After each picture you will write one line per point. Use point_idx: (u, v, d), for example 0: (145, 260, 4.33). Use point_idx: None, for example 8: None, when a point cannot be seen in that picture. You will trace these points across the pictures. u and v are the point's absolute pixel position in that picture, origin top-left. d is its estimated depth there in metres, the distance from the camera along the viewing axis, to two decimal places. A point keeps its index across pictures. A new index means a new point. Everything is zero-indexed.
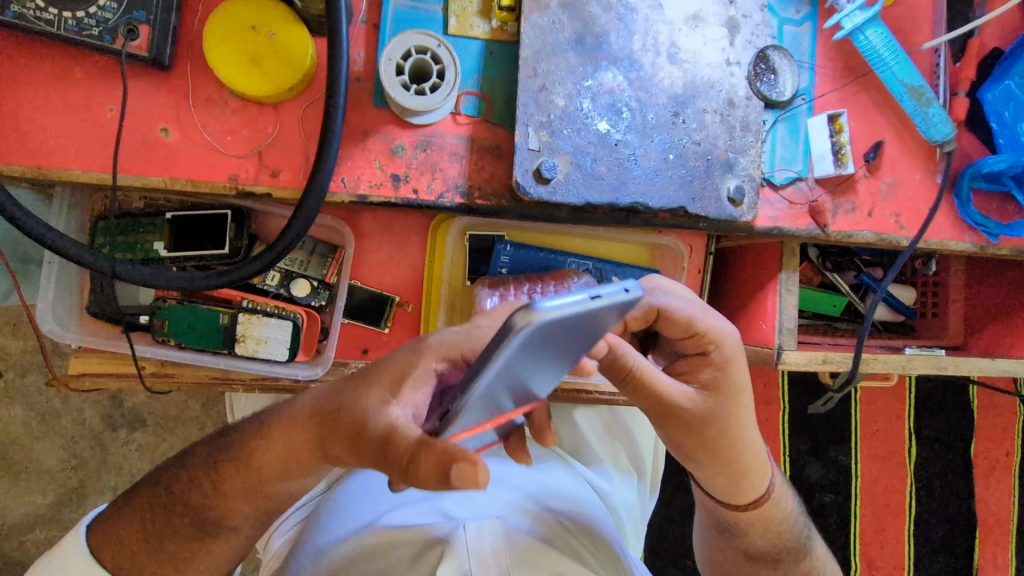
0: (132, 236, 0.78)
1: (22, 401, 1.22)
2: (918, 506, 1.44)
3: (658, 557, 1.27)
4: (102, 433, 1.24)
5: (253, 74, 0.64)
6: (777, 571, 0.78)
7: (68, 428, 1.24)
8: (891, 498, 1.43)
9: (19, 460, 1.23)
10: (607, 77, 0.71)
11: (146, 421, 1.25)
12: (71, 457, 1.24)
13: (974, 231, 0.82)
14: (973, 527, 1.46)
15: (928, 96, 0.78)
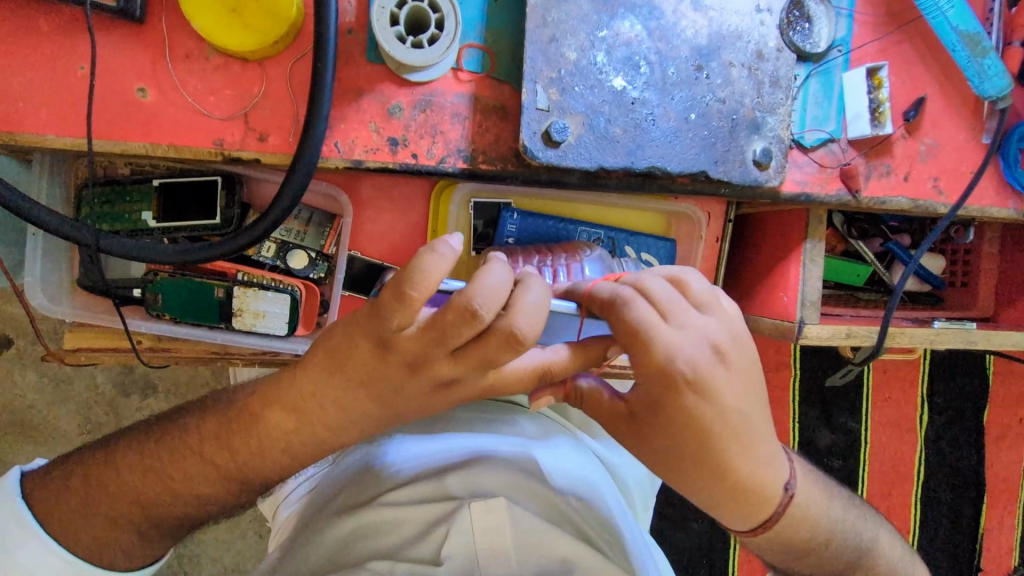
0: (120, 205, 0.74)
1: (33, 367, 1.21)
2: (929, 474, 1.42)
3: (665, 523, 1.26)
4: (115, 400, 1.24)
5: (234, 27, 0.58)
6: None
7: (81, 394, 1.23)
8: (903, 466, 1.41)
9: (33, 426, 1.23)
10: (624, 26, 0.64)
11: (158, 387, 1.25)
12: (85, 423, 1.24)
13: (1019, 197, 0.76)
14: (981, 494, 1.43)
15: (984, 45, 0.70)
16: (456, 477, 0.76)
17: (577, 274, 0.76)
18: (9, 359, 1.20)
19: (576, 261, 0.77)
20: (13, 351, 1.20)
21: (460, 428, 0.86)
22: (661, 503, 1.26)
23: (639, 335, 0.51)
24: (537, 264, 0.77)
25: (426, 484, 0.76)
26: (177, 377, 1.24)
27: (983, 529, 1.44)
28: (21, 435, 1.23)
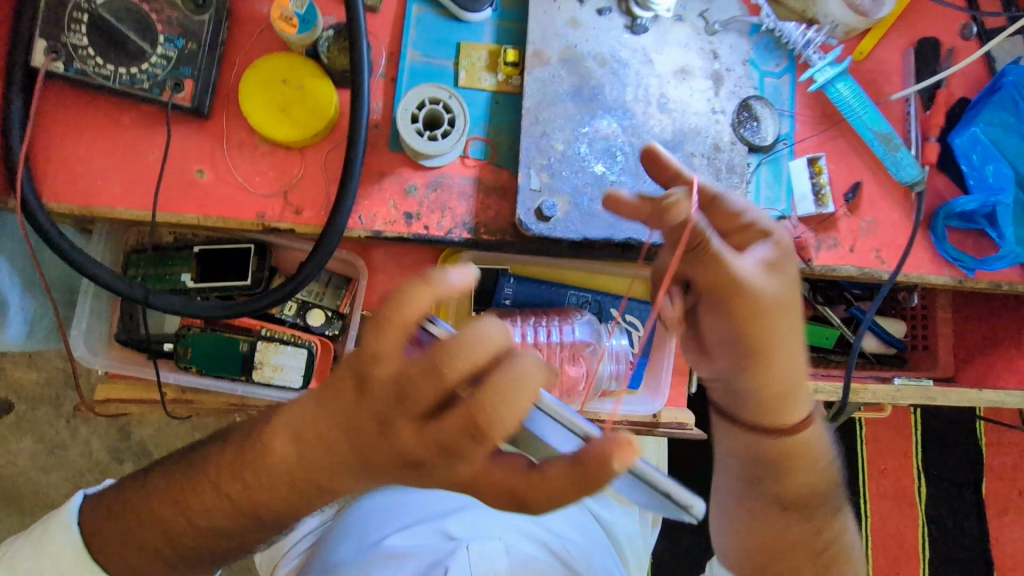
0: (162, 267, 0.83)
1: (31, 433, 1.26)
2: (925, 539, 1.43)
3: None
4: (107, 466, 1.27)
5: (283, 122, 0.71)
6: (812, 523, 0.69)
7: (74, 461, 1.27)
8: (895, 530, 1.43)
9: (25, 493, 1.25)
10: (602, 124, 0.78)
11: (151, 454, 1.28)
12: (74, 490, 1.26)
13: (952, 266, 0.87)
14: (989, 567, 1.44)
15: (896, 142, 0.85)
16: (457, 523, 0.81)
17: (570, 334, 0.88)
18: (8, 425, 1.25)
19: (569, 324, 0.88)
20: (13, 418, 1.26)
21: (458, 478, 0.91)
22: None
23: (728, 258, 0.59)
24: (534, 325, 0.87)
25: (426, 532, 0.80)
26: (172, 443, 1.28)
27: None
28: (12, 502, 1.25)
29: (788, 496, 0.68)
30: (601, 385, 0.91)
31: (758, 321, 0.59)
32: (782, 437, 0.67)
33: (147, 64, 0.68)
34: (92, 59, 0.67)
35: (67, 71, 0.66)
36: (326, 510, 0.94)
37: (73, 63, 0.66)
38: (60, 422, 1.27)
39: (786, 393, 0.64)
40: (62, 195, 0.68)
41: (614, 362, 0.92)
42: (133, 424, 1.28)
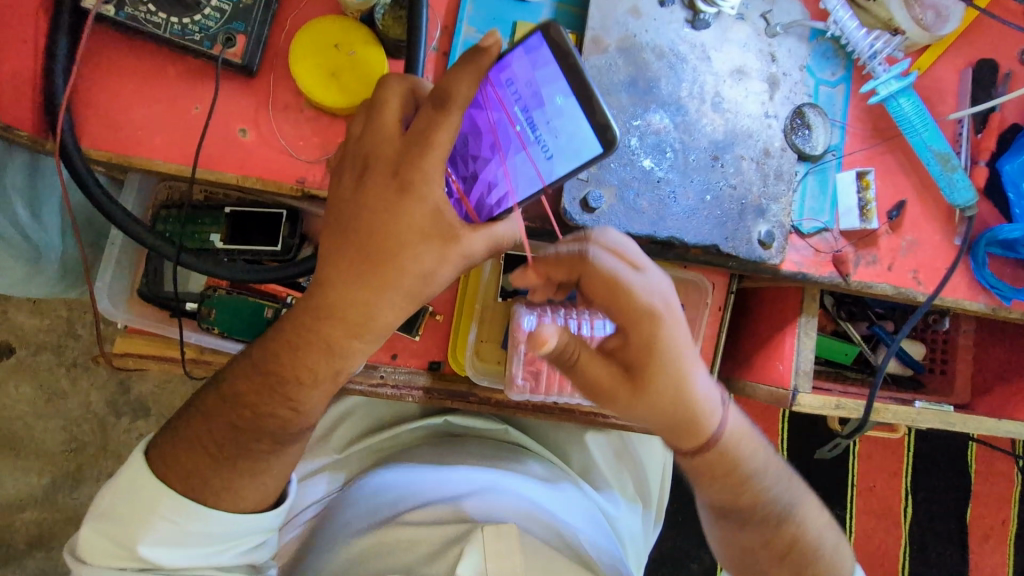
0: (192, 225, 0.82)
1: (31, 379, 1.25)
2: (911, 563, 1.44)
3: None
4: (105, 419, 1.27)
5: (331, 87, 0.69)
6: (747, 527, 0.70)
7: (73, 411, 1.26)
8: (884, 553, 1.44)
9: (21, 439, 1.25)
10: (655, 118, 0.76)
11: (150, 410, 1.28)
12: (72, 440, 1.26)
13: (987, 294, 0.86)
14: None
15: (954, 162, 0.83)
16: (471, 503, 0.81)
17: (601, 331, 0.84)
18: (9, 369, 1.24)
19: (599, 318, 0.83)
20: (14, 362, 1.25)
21: (470, 461, 0.92)
22: None
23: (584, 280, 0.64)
24: (564, 316, 0.83)
25: (440, 509, 0.80)
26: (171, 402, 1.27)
27: None
28: (6, 445, 1.25)
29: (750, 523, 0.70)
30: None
31: (649, 328, 0.61)
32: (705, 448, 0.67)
33: (199, 15, 0.66)
34: (143, 5, 0.65)
35: (117, 15, 0.64)
36: (336, 480, 0.96)
37: (123, 8, 0.64)
38: (61, 370, 1.26)
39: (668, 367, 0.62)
40: (100, 142, 0.66)
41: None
42: (134, 379, 1.27)
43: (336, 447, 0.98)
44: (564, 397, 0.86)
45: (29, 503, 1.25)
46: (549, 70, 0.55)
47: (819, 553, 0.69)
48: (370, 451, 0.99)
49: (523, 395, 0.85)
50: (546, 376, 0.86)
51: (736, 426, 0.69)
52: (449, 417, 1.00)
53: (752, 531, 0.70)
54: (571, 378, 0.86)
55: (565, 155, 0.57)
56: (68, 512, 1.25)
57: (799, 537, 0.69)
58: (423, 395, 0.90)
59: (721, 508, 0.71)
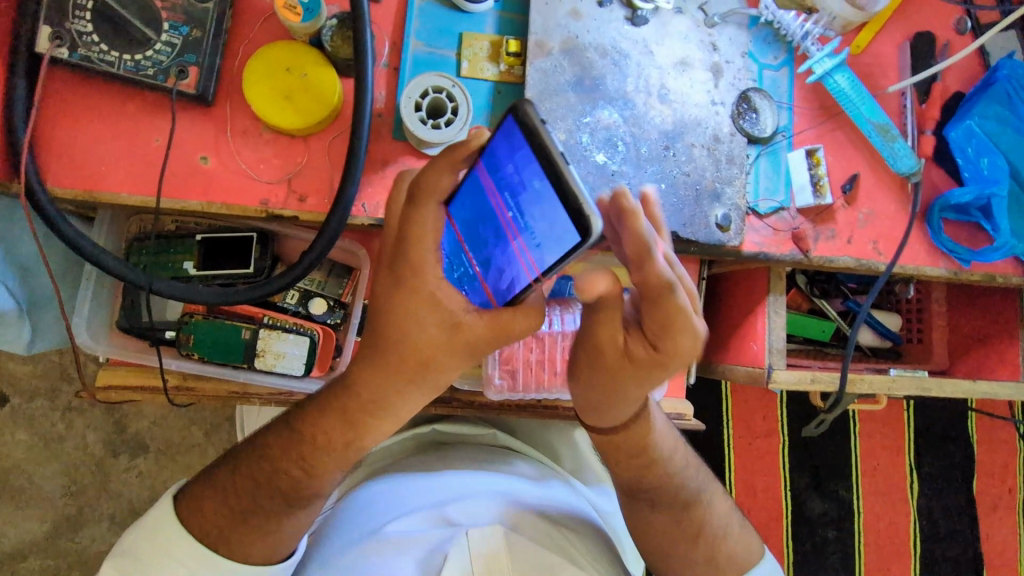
0: (164, 255, 0.84)
1: (26, 426, 1.26)
2: (920, 535, 1.45)
3: None
4: (104, 460, 1.27)
5: (286, 110, 0.71)
6: (658, 508, 0.74)
7: (71, 454, 1.27)
8: (891, 526, 1.44)
9: (22, 486, 1.25)
10: (603, 114, 0.78)
11: (148, 447, 1.28)
12: (72, 483, 1.26)
13: (947, 257, 0.89)
14: (978, 563, 1.46)
15: (893, 132, 0.86)
16: (455, 508, 0.81)
17: (570, 325, 0.87)
18: (4, 418, 1.25)
19: (569, 313, 0.87)
20: (8, 410, 1.25)
21: (458, 465, 0.93)
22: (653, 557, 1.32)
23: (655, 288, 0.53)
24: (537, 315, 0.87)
25: (427, 517, 0.82)
26: (169, 436, 1.28)
27: None
28: (8, 496, 1.25)
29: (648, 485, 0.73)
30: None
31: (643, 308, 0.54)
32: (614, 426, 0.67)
33: (151, 51, 0.68)
34: (97, 45, 0.67)
35: (72, 57, 0.66)
36: (330, 496, 0.97)
37: (77, 49, 0.67)
38: (57, 415, 1.26)
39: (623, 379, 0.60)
40: (65, 180, 0.68)
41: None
42: (130, 417, 1.28)
43: None
44: (541, 392, 0.88)
45: (37, 552, 1.26)
46: (523, 153, 0.50)
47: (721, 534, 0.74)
48: (361, 465, 1.00)
49: (502, 393, 0.87)
50: (523, 373, 0.87)
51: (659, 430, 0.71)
52: (435, 425, 1.01)
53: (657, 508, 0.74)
54: (548, 372, 0.87)
55: (552, 245, 0.50)
56: (75, 557, 1.25)
57: (704, 517, 0.74)
58: None
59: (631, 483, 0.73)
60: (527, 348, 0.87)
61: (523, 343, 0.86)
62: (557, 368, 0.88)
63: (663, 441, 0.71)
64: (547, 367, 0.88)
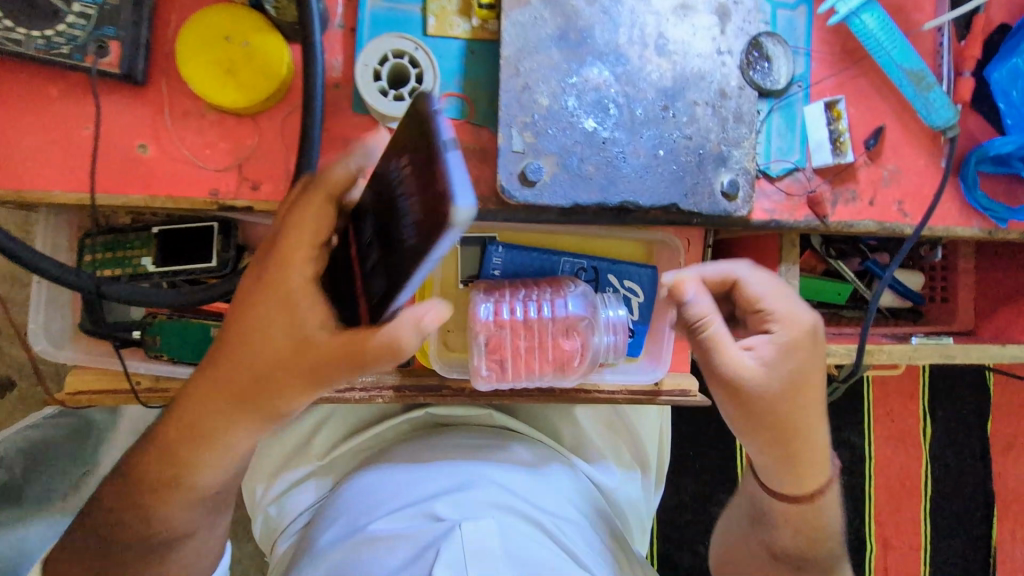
0: (121, 251, 0.78)
1: None
2: (932, 478, 1.40)
3: (669, 540, 1.31)
4: None
5: (228, 86, 0.62)
6: (802, 574, 0.74)
7: None
8: (905, 472, 1.40)
9: None
10: (592, 73, 0.68)
11: None
12: None
13: (981, 216, 0.79)
14: (990, 503, 1.42)
15: (928, 80, 0.75)
16: (444, 502, 0.76)
17: (561, 308, 0.80)
18: None
19: (561, 296, 0.80)
20: None
21: (451, 454, 0.87)
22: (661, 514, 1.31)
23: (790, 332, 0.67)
24: (523, 298, 0.80)
25: (415, 512, 0.75)
26: None
27: (995, 540, 1.42)
28: None
29: (803, 553, 0.74)
30: (599, 357, 0.82)
31: (801, 417, 0.68)
32: (805, 501, 0.72)
33: (63, 25, 0.59)
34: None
35: None
36: (323, 487, 0.94)
37: None
38: None
39: (815, 452, 0.70)
40: None
41: (611, 333, 0.82)
42: None
43: (319, 454, 0.96)
44: (535, 381, 0.82)
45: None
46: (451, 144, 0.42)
47: None
48: (353, 453, 0.96)
49: (491, 384, 0.80)
50: (512, 363, 0.80)
51: (825, 501, 0.73)
52: (428, 408, 0.96)
53: (797, 571, 0.74)
54: (541, 359, 0.81)
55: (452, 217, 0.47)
56: None
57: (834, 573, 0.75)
58: (393, 394, 0.86)
59: (787, 550, 0.74)
60: (516, 336, 0.80)
61: (510, 330, 0.80)
62: (549, 355, 0.81)
63: (828, 494, 0.73)
64: (538, 353, 0.81)
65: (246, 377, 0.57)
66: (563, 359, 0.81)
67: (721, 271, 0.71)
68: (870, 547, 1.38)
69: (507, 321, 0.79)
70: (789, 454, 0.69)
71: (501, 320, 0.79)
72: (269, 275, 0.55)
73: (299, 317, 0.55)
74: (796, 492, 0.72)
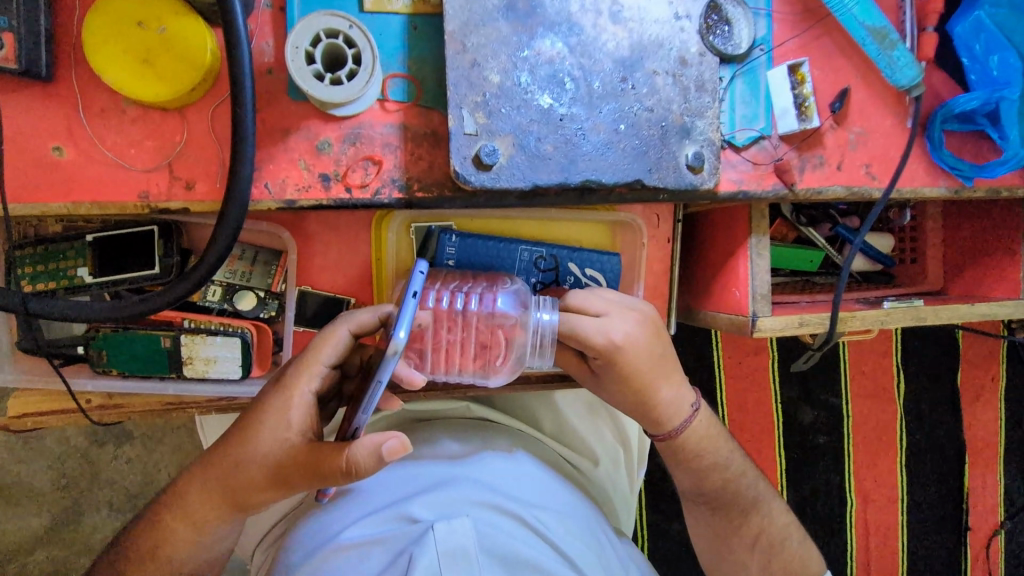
0: (54, 262, 0.72)
1: None
2: (906, 432, 1.43)
3: (659, 511, 1.32)
4: (89, 451, 1.21)
5: (148, 78, 0.57)
6: (727, 517, 0.84)
7: (54, 449, 1.20)
8: (881, 428, 1.43)
9: (9, 486, 1.19)
10: (544, 45, 0.64)
11: (133, 434, 1.21)
12: (60, 477, 1.20)
13: (948, 175, 0.78)
14: (961, 450, 1.45)
15: (892, 37, 0.73)
16: (421, 503, 0.73)
17: (489, 304, 0.76)
18: None
19: (493, 293, 0.77)
20: None
21: (429, 450, 0.84)
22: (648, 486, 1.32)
23: (609, 360, 0.73)
24: (455, 290, 0.76)
25: (389, 515, 0.73)
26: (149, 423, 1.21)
27: (968, 489, 1.45)
28: None
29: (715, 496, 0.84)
30: (522, 361, 0.76)
31: (652, 395, 0.77)
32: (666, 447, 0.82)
33: None
34: None
35: None
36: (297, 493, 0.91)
37: None
38: None
39: (667, 415, 0.78)
40: None
41: (539, 340, 0.75)
42: None
43: None
44: (452, 376, 0.77)
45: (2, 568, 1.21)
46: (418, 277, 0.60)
47: (776, 539, 0.84)
48: None
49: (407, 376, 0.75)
50: (433, 355, 0.75)
51: (703, 442, 0.81)
52: (405, 404, 0.93)
53: (720, 515, 0.85)
54: (462, 354, 0.76)
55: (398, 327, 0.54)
56: (80, 547, 1.21)
57: (763, 523, 0.84)
58: None
59: (692, 491, 0.85)
60: (439, 327, 0.75)
61: (437, 320, 0.75)
62: (472, 351, 0.77)
63: (712, 443, 0.82)
64: (461, 349, 0.77)
65: (220, 488, 0.62)
66: (486, 361, 0.77)
67: (588, 329, 0.71)
68: (850, 503, 1.41)
69: (430, 308, 0.75)
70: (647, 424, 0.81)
71: (425, 307, 0.75)
72: (265, 401, 0.62)
73: (274, 441, 0.60)
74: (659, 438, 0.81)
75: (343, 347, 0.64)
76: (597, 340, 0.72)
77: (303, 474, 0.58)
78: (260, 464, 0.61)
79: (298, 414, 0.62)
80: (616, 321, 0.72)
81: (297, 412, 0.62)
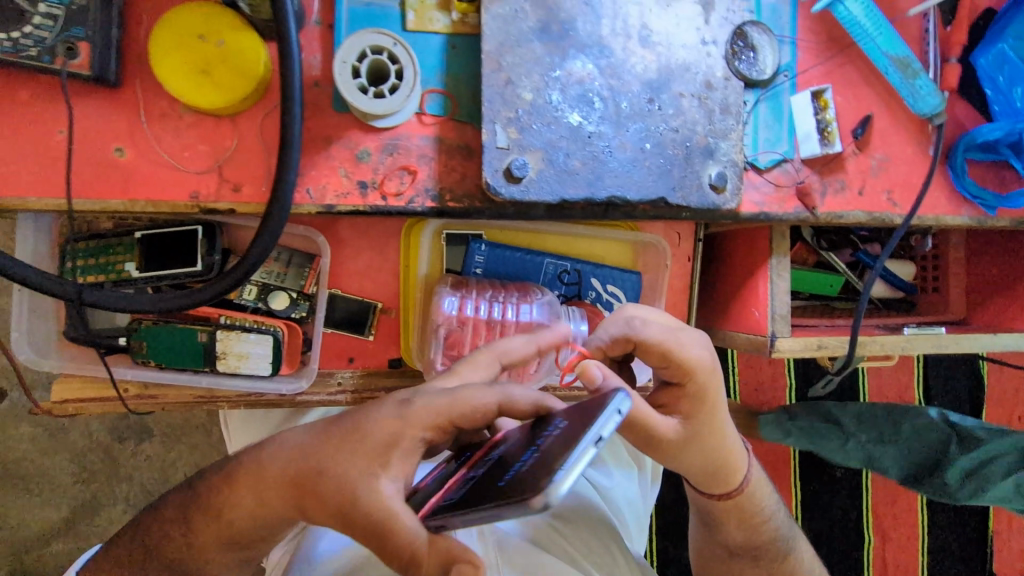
0: (104, 257, 0.77)
1: (28, 418, 1.21)
2: None
3: (669, 534, 1.31)
4: (111, 446, 1.24)
5: (205, 87, 0.61)
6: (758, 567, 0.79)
7: (77, 443, 1.23)
8: None
9: (33, 477, 1.22)
10: (576, 66, 0.68)
11: (153, 430, 1.25)
12: (82, 470, 1.24)
13: (970, 204, 0.79)
14: None
15: (914, 67, 0.74)
16: None
17: (524, 314, 0.82)
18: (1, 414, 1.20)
19: (527, 303, 0.82)
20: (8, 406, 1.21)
21: None
22: (660, 508, 1.31)
23: (693, 390, 0.65)
24: (489, 300, 0.82)
25: None
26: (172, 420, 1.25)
27: (991, 528, 1.42)
28: (19, 487, 1.22)
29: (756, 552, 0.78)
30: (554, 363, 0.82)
31: (721, 435, 0.68)
32: (723, 499, 0.73)
33: (30, 26, 0.58)
34: None
35: None
36: None
37: None
38: None
39: (730, 460, 0.70)
40: None
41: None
42: None
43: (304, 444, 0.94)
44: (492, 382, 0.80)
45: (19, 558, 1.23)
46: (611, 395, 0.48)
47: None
48: None
49: None
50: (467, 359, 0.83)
51: (756, 494, 0.75)
52: None
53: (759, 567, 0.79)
54: None
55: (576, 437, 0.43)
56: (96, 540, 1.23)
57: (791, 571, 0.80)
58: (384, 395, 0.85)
59: (740, 546, 0.78)
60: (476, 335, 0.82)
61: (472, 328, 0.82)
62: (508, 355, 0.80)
63: (759, 492, 0.76)
64: None
65: (292, 488, 0.56)
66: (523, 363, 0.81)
67: (659, 343, 0.63)
68: (868, 538, 1.38)
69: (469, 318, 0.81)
70: (711, 475, 0.70)
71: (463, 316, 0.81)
72: (381, 422, 0.55)
73: (364, 475, 0.52)
74: (716, 490, 0.72)
75: (482, 414, 0.56)
76: (677, 360, 0.64)
77: (362, 523, 0.51)
78: (340, 490, 0.53)
79: (399, 465, 0.53)
80: (692, 337, 0.66)
81: (399, 456, 0.54)
